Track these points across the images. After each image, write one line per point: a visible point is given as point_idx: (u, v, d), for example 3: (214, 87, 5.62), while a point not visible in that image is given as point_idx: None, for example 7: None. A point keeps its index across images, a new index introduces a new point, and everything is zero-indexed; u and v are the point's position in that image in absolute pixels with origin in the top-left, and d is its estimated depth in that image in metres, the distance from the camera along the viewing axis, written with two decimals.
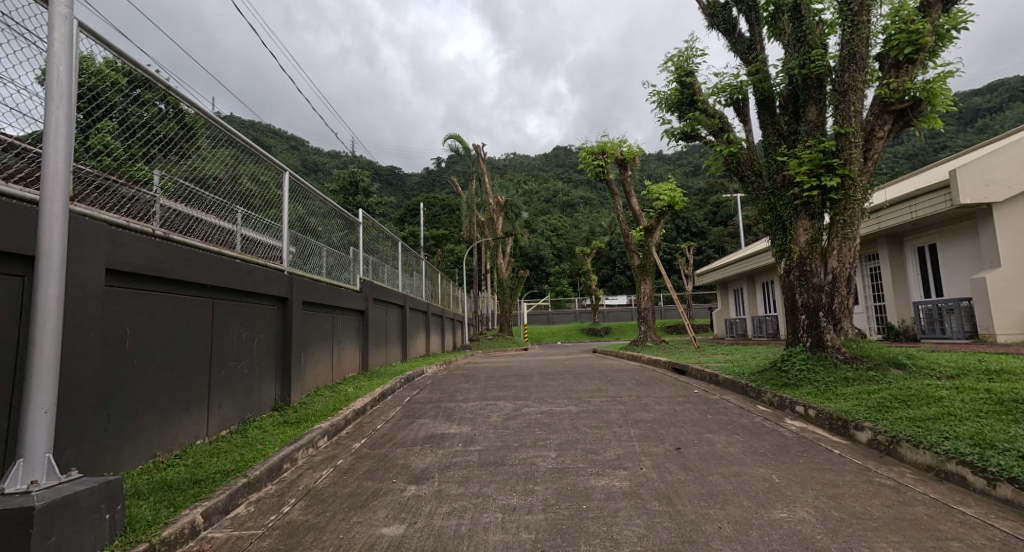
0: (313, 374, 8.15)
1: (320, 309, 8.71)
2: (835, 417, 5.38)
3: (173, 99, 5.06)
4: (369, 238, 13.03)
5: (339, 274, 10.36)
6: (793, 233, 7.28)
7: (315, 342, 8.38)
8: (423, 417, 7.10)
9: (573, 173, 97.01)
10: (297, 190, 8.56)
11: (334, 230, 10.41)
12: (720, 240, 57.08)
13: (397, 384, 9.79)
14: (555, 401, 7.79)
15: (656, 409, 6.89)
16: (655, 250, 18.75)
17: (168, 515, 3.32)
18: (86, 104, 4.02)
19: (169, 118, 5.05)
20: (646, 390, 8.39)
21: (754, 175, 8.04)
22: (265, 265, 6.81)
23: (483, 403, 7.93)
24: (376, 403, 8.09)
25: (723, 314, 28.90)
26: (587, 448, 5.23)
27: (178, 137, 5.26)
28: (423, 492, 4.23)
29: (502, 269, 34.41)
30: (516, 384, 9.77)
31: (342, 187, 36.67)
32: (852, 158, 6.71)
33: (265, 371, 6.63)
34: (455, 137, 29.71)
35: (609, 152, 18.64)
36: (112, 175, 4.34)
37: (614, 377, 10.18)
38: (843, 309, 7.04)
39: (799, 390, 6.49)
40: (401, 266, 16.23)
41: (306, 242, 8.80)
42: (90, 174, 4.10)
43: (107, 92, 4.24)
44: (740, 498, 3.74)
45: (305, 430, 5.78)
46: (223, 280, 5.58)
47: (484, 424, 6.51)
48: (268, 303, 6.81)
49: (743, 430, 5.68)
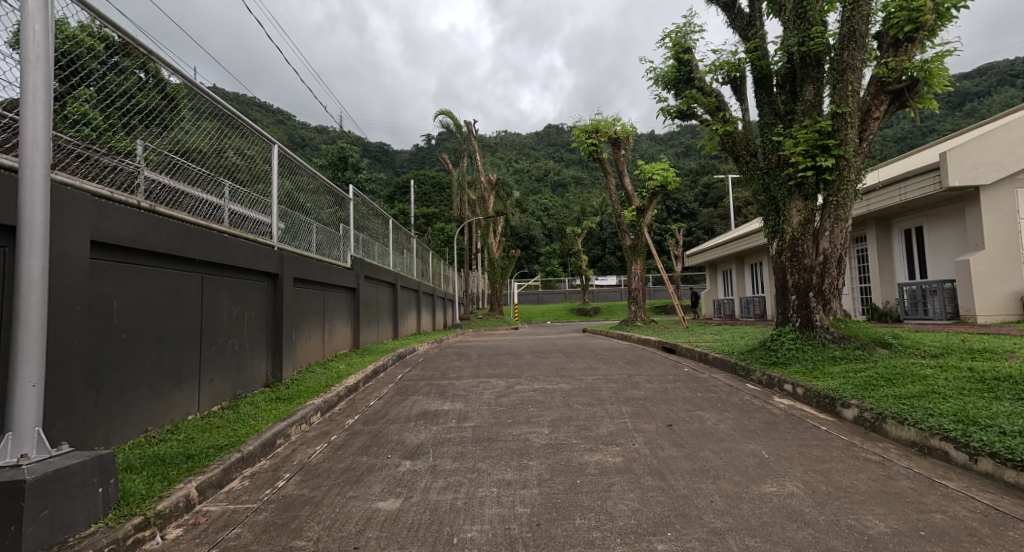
0: (304, 351, 8.12)
1: (312, 286, 8.65)
2: (822, 395, 5.46)
3: (153, 67, 4.88)
4: (359, 215, 12.88)
5: (329, 250, 10.26)
6: (787, 213, 7.33)
7: (306, 319, 8.32)
8: (416, 394, 7.12)
9: (565, 153, 96.46)
10: (286, 164, 8.40)
11: (323, 206, 10.27)
12: (710, 221, 57.24)
13: (389, 361, 9.79)
14: (547, 379, 7.83)
15: (647, 387, 6.96)
16: (646, 230, 18.76)
17: (161, 489, 3.31)
18: (62, 71, 3.88)
19: (150, 87, 4.89)
20: (637, 369, 8.48)
21: (749, 155, 8.04)
22: (254, 240, 6.71)
23: (475, 381, 7.96)
24: (369, 380, 8.10)
25: (712, 295, 29.19)
26: (580, 425, 5.27)
27: (159, 107, 5.09)
28: (418, 467, 4.25)
29: (493, 248, 34.37)
30: (508, 362, 9.82)
31: (332, 163, 36.17)
32: (848, 138, 6.70)
33: (257, 347, 6.59)
34: (446, 113, 29.29)
35: (603, 131, 18.48)
36: (92, 145, 4.21)
37: (605, 356, 10.26)
38: (833, 290, 7.11)
39: (787, 369, 6.58)
40: (392, 244, 16.13)
41: (295, 218, 8.68)
42: (70, 143, 3.99)
43: (85, 58, 4.09)
44: (731, 473, 3.80)
45: (297, 406, 5.78)
46: (211, 256, 5.49)
47: (477, 401, 6.54)
48: (259, 279, 6.73)
49: (733, 408, 5.76)
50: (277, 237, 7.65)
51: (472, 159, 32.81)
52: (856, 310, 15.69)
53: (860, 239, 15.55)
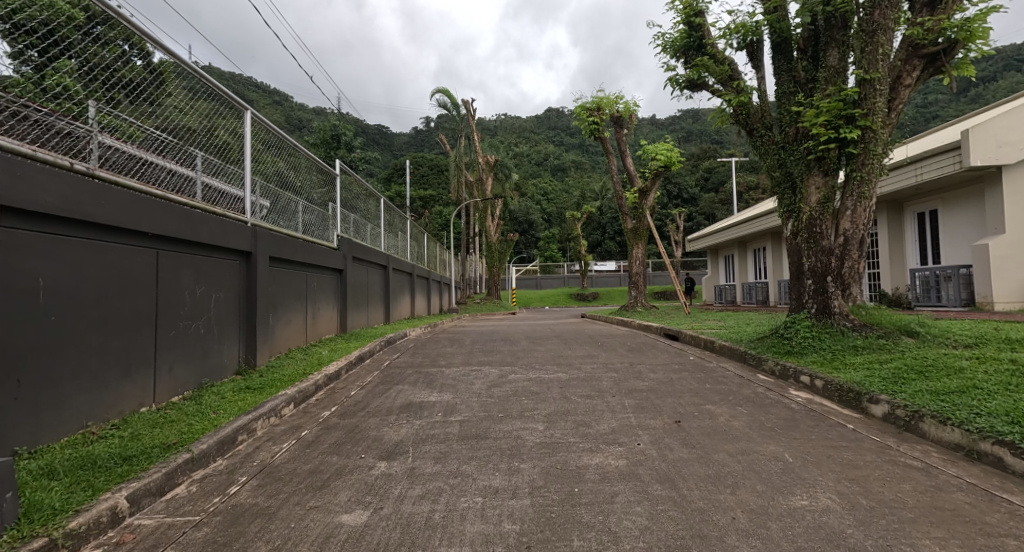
0: (283, 337, 7.58)
1: (292, 267, 8.08)
2: (845, 389, 4.93)
3: (139, 41, 4.76)
4: (349, 194, 12.27)
5: (316, 229, 9.69)
6: (804, 191, 6.80)
7: (286, 301, 7.77)
8: (401, 383, 6.61)
9: (564, 137, 95.37)
10: (268, 136, 7.81)
11: (311, 183, 9.67)
12: (710, 206, 56.48)
13: (377, 346, 9.28)
14: (543, 367, 7.34)
15: (651, 377, 6.45)
16: (648, 212, 18.14)
17: (80, 501, 2.79)
18: (41, 40, 3.72)
19: (136, 60, 4.80)
20: (639, 357, 7.95)
21: (764, 128, 7.44)
22: (223, 215, 6.14)
23: (467, 369, 7.45)
24: (353, 367, 7.58)
25: (712, 281, 28.61)
26: (578, 420, 4.75)
27: (146, 82, 5.00)
28: (393, 470, 3.73)
29: (490, 232, 33.74)
30: (503, 349, 9.31)
31: (325, 141, 35.29)
32: (876, 107, 6.12)
33: (227, 332, 6.06)
34: (444, 91, 28.48)
35: (605, 109, 17.73)
36: (47, 108, 3.81)
37: (605, 343, 9.75)
38: (852, 275, 6.58)
39: (804, 358, 6.07)
40: (384, 225, 15.51)
41: (278, 194, 8.11)
42: (30, 109, 3.68)
43: (62, 29, 3.88)
44: (752, 482, 3.28)
45: (268, 397, 5.25)
46: (169, 228, 4.94)
47: (466, 392, 6.02)
48: (228, 258, 6.17)
49: (746, 401, 5.24)
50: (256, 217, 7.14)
51: (469, 140, 31.96)
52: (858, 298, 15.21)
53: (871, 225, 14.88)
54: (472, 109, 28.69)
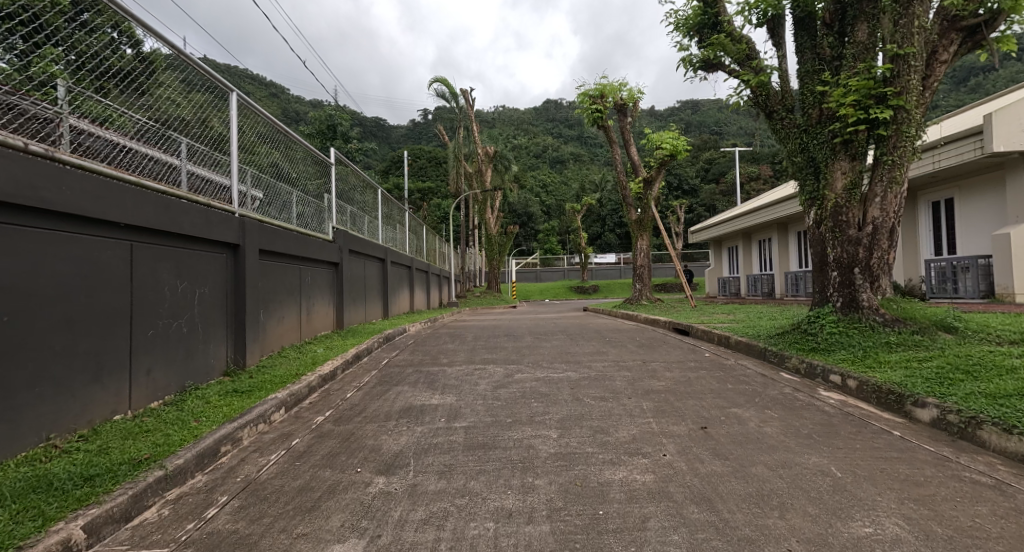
0: (275, 335, 7.15)
1: (285, 260, 7.65)
2: (885, 391, 4.53)
3: (126, 26, 4.53)
4: (345, 184, 11.81)
5: (311, 221, 9.25)
6: (829, 176, 6.39)
7: (278, 297, 7.33)
8: (400, 384, 6.21)
9: (563, 129, 94.66)
10: (259, 122, 7.39)
11: (304, 173, 9.23)
12: (711, 198, 55.98)
13: (375, 343, 8.87)
14: (552, 365, 6.94)
15: (667, 377, 6.05)
16: (653, 203, 17.66)
17: (26, 534, 2.38)
18: (27, 28, 3.57)
19: (125, 48, 4.59)
20: (651, 354, 7.56)
21: (784, 110, 7.03)
22: (209, 204, 5.70)
23: (469, 367, 7.05)
24: (349, 366, 7.16)
25: (716, 273, 28.12)
26: (595, 426, 4.36)
27: (135, 70, 4.78)
28: (393, 488, 3.32)
29: (490, 224, 33.29)
30: (507, 345, 8.89)
31: (320, 132, 34.69)
32: (910, 85, 5.69)
33: (213, 330, 5.65)
34: (443, 80, 27.95)
35: (608, 97, 17.25)
36: (26, 94, 3.62)
37: (614, 339, 9.35)
38: (882, 266, 6.16)
39: (832, 356, 5.67)
40: (382, 217, 15.04)
41: (269, 184, 7.68)
42: (7, 95, 3.47)
43: (48, 15, 3.74)
44: (802, 502, 2.88)
45: (255, 402, 4.81)
46: (144, 218, 4.50)
47: (471, 394, 5.61)
48: (214, 250, 5.73)
49: (774, 404, 4.84)
50: (246, 208, 6.71)
51: (467, 131, 31.41)
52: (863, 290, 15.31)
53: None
54: (471, 98, 28.13)
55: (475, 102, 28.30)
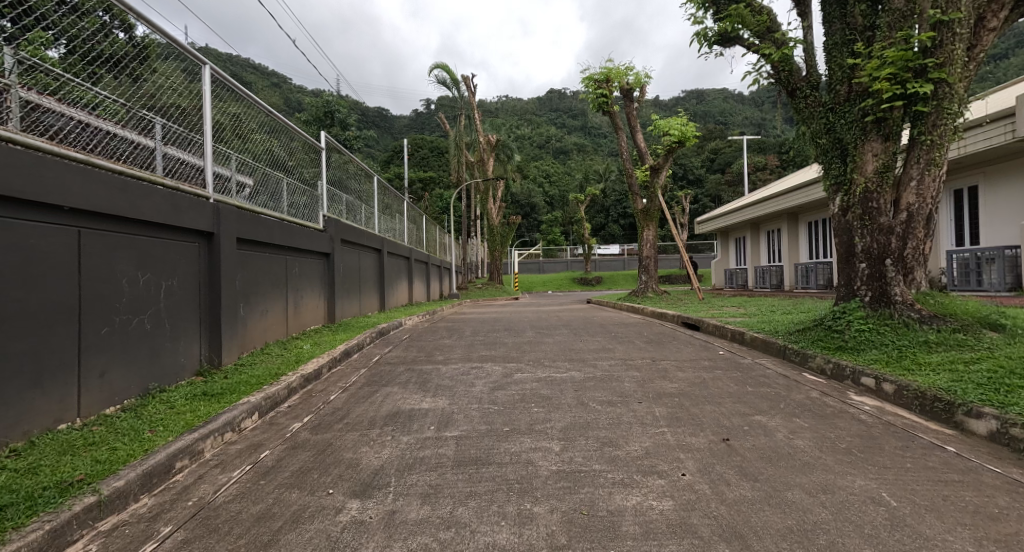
0: (256, 330, 6.66)
1: (268, 250, 7.15)
2: (930, 397, 4.01)
3: (119, 11, 4.50)
4: (338, 171, 11.26)
5: (299, 209, 8.75)
6: (858, 159, 5.85)
7: (260, 289, 6.83)
8: (389, 384, 5.73)
9: (567, 119, 93.67)
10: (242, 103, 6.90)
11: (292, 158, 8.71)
12: (716, 188, 55.12)
13: (367, 338, 8.39)
14: (554, 364, 6.44)
15: (680, 378, 5.55)
16: (660, 192, 16.96)
17: None
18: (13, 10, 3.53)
19: (117, 32, 4.52)
20: (660, 351, 7.05)
21: (809, 88, 6.47)
22: (178, 189, 5.19)
23: (466, 366, 6.57)
24: (337, 364, 6.68)
25: (723, 265, 27.52)
26: (602, 438, 3.86)
27: (128, 57, 4.75)
28: (366, 515, 2.84)
29: (491, 214, 32.74)
30: (506, 341, 8.40)
31: (317, 119, 34.01)
32: (954, 56, 5.15)
33: (184, 328, 5.16)
34: (443, 66, 27.30)
35: (614, 81, 16.61)
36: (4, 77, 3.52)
37: (620, 334, 8.84)
38: (917, 257, 5.63)
39: (863, 356, 5.15)
40: (379, 206, 14.47)
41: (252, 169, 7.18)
42: None
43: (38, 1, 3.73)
44: (858, 541, 2.37)
45: (221, 408, 4.30)
46: (94, 202, 3.99)
47: (465, 397, 5.13)
48: (183, 239, 5.22)
49: (803, 410, 4.33)
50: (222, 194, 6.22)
51: (468, 118, 30.75)
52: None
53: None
54: (472, 85, 27.46)
55: (476, 88, 27.64)
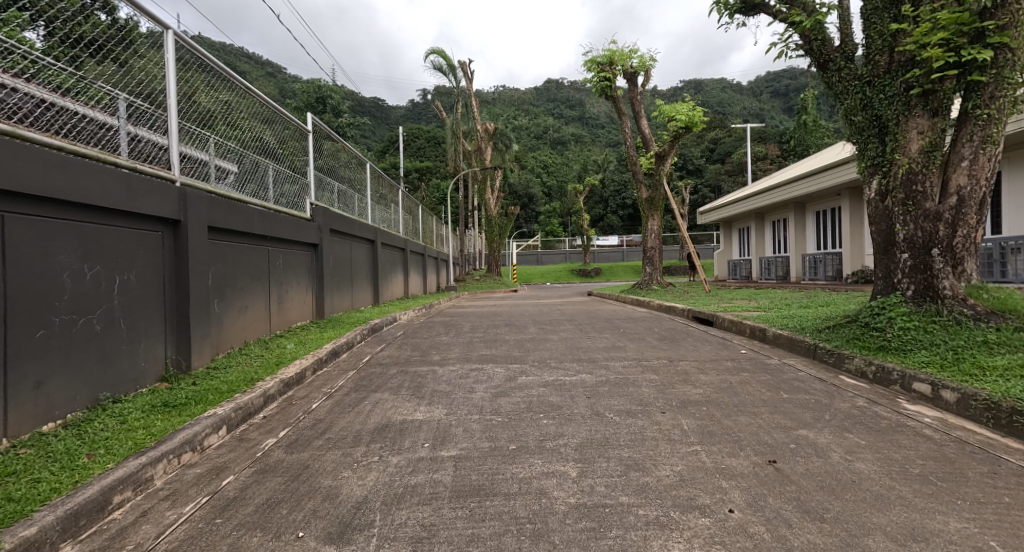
0: (232, 329, 6.03)
1: (246, 241, 6.51)
2: (1006, 409, 3.44)
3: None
4: (327, 157, 10.59)
5: (284, 196, 8.12)
6: (901, 138, 5.25)
7: (237, 283, 6.21)
8: (380, 390, 5.14)
9: (565, 109, 92.79)
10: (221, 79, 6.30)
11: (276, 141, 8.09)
12: (716, 179, 54.47)
13: (358, 336, 7.78)
14: (561, 365, 5.88)
15: (703, 382, 4.99)
16: (665, 180, 16.35)
17: None
18: None
19: (97, 13, 4.19)
20: (676, 350, 6.48)
21: (843, 59, 5.84)
22: (137, 170, 4.57)
23: (465, 367, 5.98)
24: (323, 366, 6.08)
25: (725, 256, 26.94)
26: (626, 460, 3.30)
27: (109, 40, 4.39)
28: None
29: (489, 205, 32.13)
30: (508, 338, 7.81)
31: (309, 105, 33.26)
32: (1016, 20, 4.57)
33: (145, 328, 4.55)
34: (439, 51, 26.58)
35: (618, 64, 15.94)
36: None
37: (630, 330, 8.28)
38: (967, 246, 5.05)
39: (911, 358, 4.57)
40: (373, 196, 13.83)
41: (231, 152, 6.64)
42: None
43: None
44: None
45: (178, 423, 3.66)
46: (23, 181, 3.36)
47: (464, 406, 4.56)
48: (142, 228, 4.59)
49: (853, 422, 3.76)
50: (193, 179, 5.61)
51: (466, 106, 30.01)
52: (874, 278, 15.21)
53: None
54: (469, 71, 26.75)
55: (473, 74, 26.91)
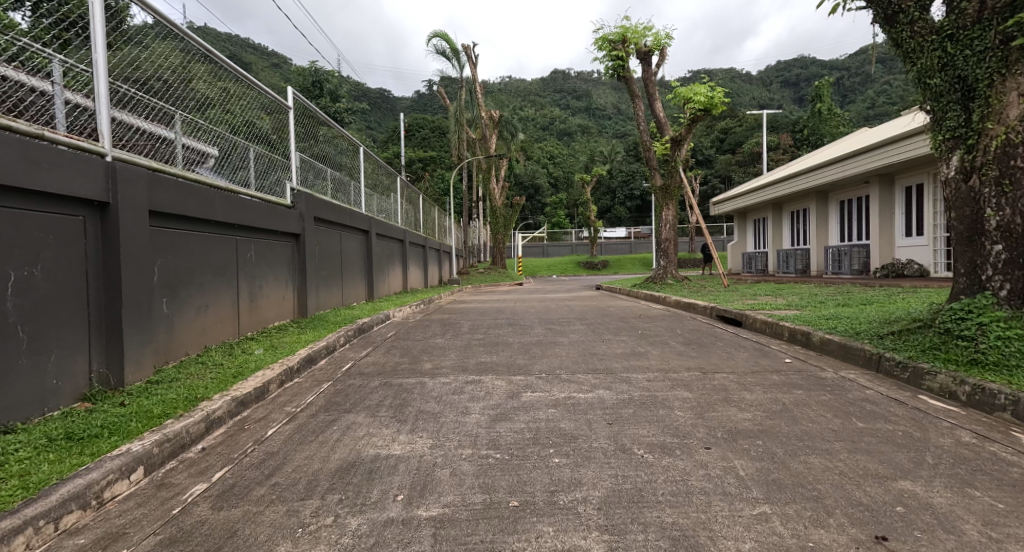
0: (185, 334, 5.12)
1: (205, 230, 5.60)
2: None
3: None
4: (317, 139, 9.68)
5: (262, 181, 7.30)
6: (994, 103, 4.30)
7: (192, 280, 5.30)
8: (354, 411, 4.22)
9: (571, 99, 91.35)
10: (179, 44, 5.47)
11: (254, 120, 7.30)
12: (727, 170, 53.36)
13: (342, 339, 6.87)
14: (574, 378, 4.95)
15: (750, 404, 4.05)
16: (682, 167, 15.29)
17: None
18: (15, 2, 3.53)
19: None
20: (707, 359, 5.52)
21: (918, 7, 4.81)
22: (64, 142, 3.76)
23: (459, 380, 5.06)
24: (293, 378, 5.17)
25: (740, 248, 25.85)
26: (671, 530, 2.37)
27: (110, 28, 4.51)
28: None
29: (494, 195, 31.15)
30: (511, 341, 6.89)
31: (305, 89, 32.29)
32: None
33: (61, 336, 3.65)
34: (442, 34, 25.54)
35: (631, 43, 14.88)
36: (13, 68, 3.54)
37: (650, 332, 7.33)
38: None
39: (1021, 378, 3.61)
40: (369, 183, 12.89)
41: (213, 134, 6.23)
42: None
43: None
44: None
45: (66, 471, 2.71)
46: None
47: (454, 435, 3.65)
48: (57, 211, 3.67)
49: (970, 467, 2.81)
50: (134, 155, 4.71)
51: (469, 93, 28.99)
52: (907, 271, 14.15)
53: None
54: (474, 54, 25.68)
55: (477, 59, 25.84)
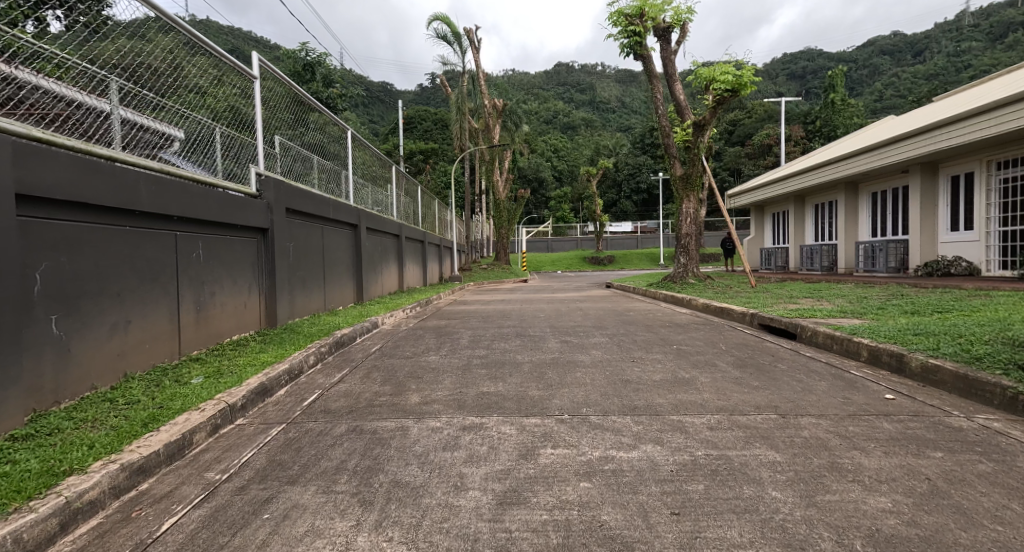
0: (99, 361, 3.94)
1: (127, 224, 4.31)
2: None
3: None
4: (304, 123, 8.48)
5: (229, 169, 6.15)
6: None
7: (114, 292, 4.12)
8: (300, 483, 2.93)
9: (575, 92, 89.80)
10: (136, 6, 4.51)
11: (231, 105, 6.25)
12: (736, 162, 51.95)
13: (310, 357, 5.55)
14: (607, 424, 3.65)
15: (877, 479, 2.75)
16: (704, 154, 13.91)
17: None
18: None
19: None
20: (778, 393, 4.21)
21: None
22: None
23: (453, 424, 3.77)
24: (229, 420, 3.85)
25: (756, 244, 24.45)
26: None
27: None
28: None
29: (496, 188, 29.78)
30: (519, 360, 5.61)
31: (296, 74, 30.74)
32: None
33: None
34: (443, 18, 24.28)
35: (649, 18, 13.50)
36: None
37: (688, 348, 6.02)
38: None
39: None
40: (360, 173, 11.59)
41: (175, 115, 5.21)
42: None
43: None
44: None
45: None
46: None
47: (438, 539, 2.35)
48: None
49: None
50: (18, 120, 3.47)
51: (471, 80, 27.60)
52: (953, 270, 12.96)
53: (1007, 163, 12.13)
54: (477, 39, 24.34)
55: (480, 43, 24.50)
